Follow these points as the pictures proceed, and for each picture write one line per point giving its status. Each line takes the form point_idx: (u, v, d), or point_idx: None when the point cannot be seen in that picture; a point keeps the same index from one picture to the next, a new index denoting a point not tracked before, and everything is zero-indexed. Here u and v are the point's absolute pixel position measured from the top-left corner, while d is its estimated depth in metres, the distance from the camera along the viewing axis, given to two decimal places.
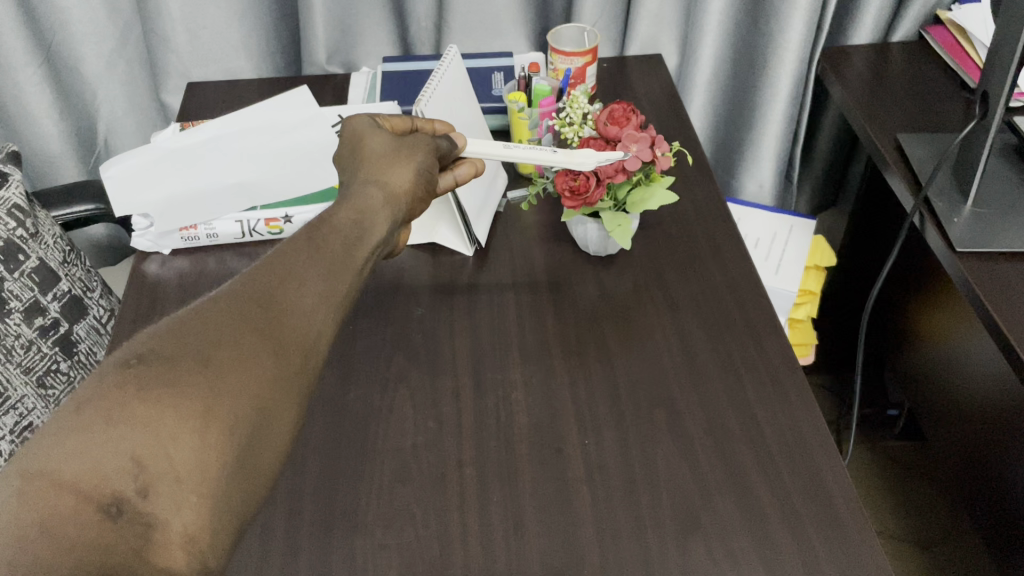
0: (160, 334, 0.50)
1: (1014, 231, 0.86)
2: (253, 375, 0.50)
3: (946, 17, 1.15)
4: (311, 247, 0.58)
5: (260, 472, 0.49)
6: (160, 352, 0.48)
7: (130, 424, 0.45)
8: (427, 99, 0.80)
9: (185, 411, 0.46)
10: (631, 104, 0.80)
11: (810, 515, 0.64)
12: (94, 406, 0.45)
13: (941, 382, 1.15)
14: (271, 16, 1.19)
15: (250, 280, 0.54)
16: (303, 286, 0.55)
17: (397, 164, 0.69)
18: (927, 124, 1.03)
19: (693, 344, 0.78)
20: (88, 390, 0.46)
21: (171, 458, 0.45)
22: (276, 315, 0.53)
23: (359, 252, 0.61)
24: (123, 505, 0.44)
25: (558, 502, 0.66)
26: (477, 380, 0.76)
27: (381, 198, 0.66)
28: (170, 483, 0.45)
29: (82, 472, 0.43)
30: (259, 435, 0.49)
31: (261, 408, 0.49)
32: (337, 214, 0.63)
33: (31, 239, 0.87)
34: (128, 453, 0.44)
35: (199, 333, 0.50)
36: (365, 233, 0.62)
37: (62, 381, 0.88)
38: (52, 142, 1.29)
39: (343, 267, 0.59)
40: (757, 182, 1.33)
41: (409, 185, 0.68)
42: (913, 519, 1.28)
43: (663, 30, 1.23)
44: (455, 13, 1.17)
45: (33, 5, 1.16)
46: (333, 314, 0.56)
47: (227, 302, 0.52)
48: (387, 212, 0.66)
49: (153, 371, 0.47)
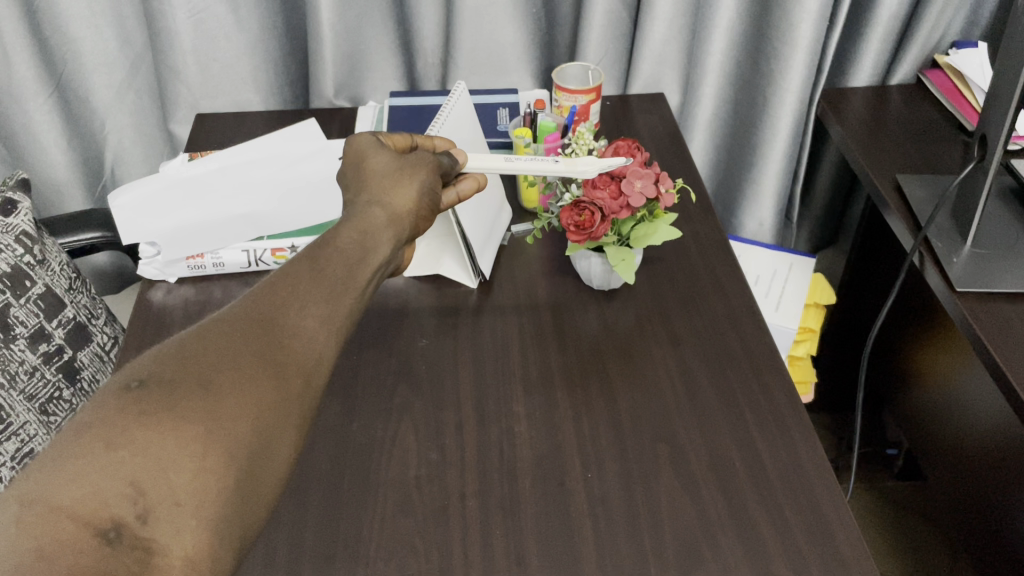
0: (161, 356, 0.50)
1: (1013, 271, 0.86)
2: (254, 401, 0.50)
3: (944, 60, 1.17)
4: (314, 269, 0.58)
5: (263, 495, 0.49)
6: (162, 375, 0.49)
7: (129, 449, 0.45)
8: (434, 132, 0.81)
9: (185, 434, 0.47)
10: (636, 141, 0.83)
11: (813, 553, 0.64)
12: (94, 431, 0.45)
13: (941, 419, 1.15)
14: (280, 50, 1.21)
15: (253, 302, 0.55)
16: (306, 307, 0.56)
17: (399, 185, 0.68)
18: (927, 165, 1.04)
19: (695, 380, 0.79)
20: (89, 414, 0.46)
21: (171, 483, 0.45)
22: (279, 338, 0.53)
23: (364, 271, 0.61)
24: (122, 530, 0.43)
25: (561, 536, 0.66)
26: (479, 412, 0.76)
27: (384, 217, 0.66)
28: (170, 507, 0.45)
29: (81, 498, 0.43)
30: (261, 456, 0.49)
31: (261, 430, 0.49)
32: (340, 235, 0.62)
33: (38, 266, 0.88)
34: (128, 477, 0.44)
35: (199, 357, 0.50)
36: (369, 252, 0.62)
37: (64, 408, 0.88)
38: (60, 170, 1.30)
39: (348, 287, 0.59)
40: (757, 219, 1.34)
41: (413, 206, 0.68)
42: (914, 560, 1.27)
43: (666, 71, 1.23)
44: (462, 49, 1.19)
45: (46, 36, 1.18)
46: (337, 337, 0.56)
47: (231, 324, 0.53)
48: (391, 232, 0.66)
49: (153, 395, 0.47)
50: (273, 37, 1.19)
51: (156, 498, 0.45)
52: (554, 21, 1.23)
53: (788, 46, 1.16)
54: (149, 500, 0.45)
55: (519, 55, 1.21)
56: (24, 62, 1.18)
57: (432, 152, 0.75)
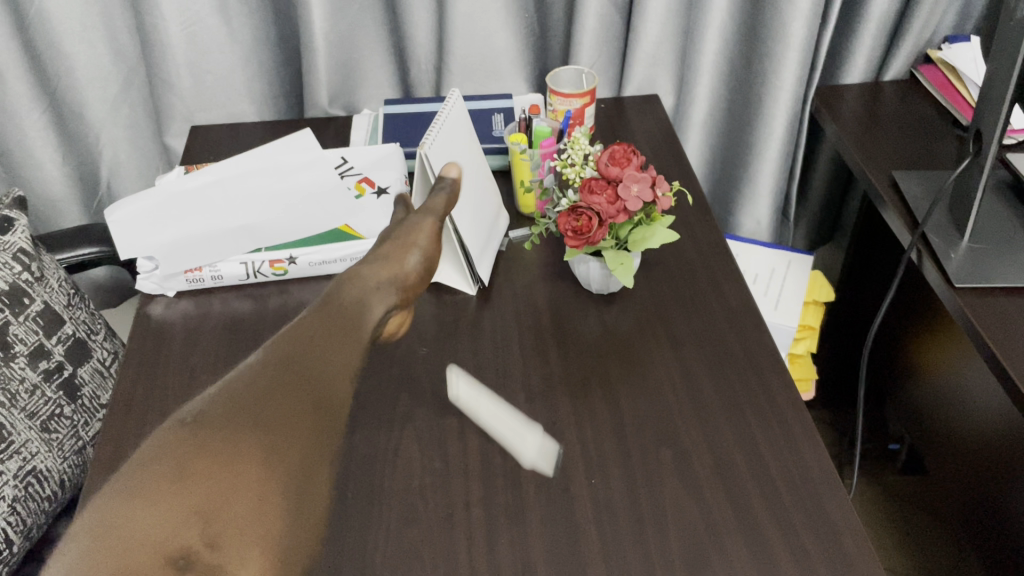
0: (212, 393, 0.51)
1: (1011, 266, 0.87)
2: (303, 425, 0.50)
3: (938, 56, 1.18)
4: (330, 312, 0.58)
5: (316, 519, 0.48)
6: (215, 409, 0.50)
7: (191, 480, 0.46)
8: (430, 141, 0.80)
9: (243, 462, 0.47)
10: (631, 145, 0.81)
11: (819, 553, 0.64)
12: (154, 468, 0.47)
13: (943, 414, 1.15)
14: (273, 61, 1.21)
15: (286, 337, 0.56)
16: (326, 349, 0.56)
17: (399, 235, 0.68)
18: (922, 161, 1.04)
19: (697, 382, 0.78)
20: (149, 453, 0.48)
21: (233, 510, 0.45)
22: (315, 367, 0.54)
23: (368, 325, 0.60)
24: (192, 558, 0.43)
25: (568, 542, 0.66)
26: (481, 419, 0.76)
27: (386, 273, 0.64)
28: (235, 533, 0.45)
29: (147, 532, 0.44)
30: (314, 477, 0.49)
31: (311, 457, 0.50)
32: (342, 289, 0.61)
33: (37, 283, 0.88)
34: (192, 507, 0.45)
35: (244, 391, 0.51)
36: (371, 306, 0.61)
37: (66, 425, 0.88)
38: (55, 186, 1.30)
39: (355, 337, 0.58)
40: (753, 219, 1.34)
41: (416, 273, 0.67)
42: (919, 554, 1.27)
43: (659, 71, 1.24)
44: (456, 55, 1.19)
45: (39, 52, 1.18)
46: (354, 380, 0.56)
47: (269, 356, 0.54)
48: (392, 291, 0.64)
49: (208, 427, 0.48)
50: (266, 47, 1.19)
51: (221, 525, 0.45)
52: (546, 25, 1.23)
53: (781, 45, 1.16)
54: (216, 527, 0.44)
55: (513, 60, 1.21)
56: (18, 79, 1.18)
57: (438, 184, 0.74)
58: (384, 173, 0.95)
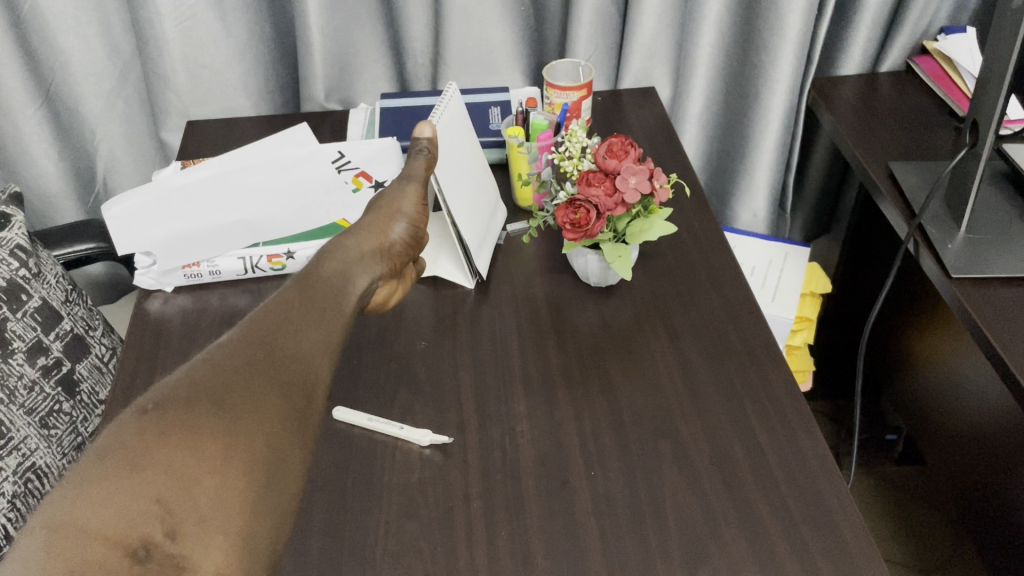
0: (174, 379, 0.51)
1: (1008, 256, 0.87)
2: (265, 417, 0.51)
3: (934, 47, 1.18)
4: (304, 295, 0.61)
5: (281, 505, 0.50)
6: (176, 397, 0.50)
7: (151, 470, 0.47)
8: (438, 118, 0.83)
9: (204, 451, 0.48)
10: (629, 137, 0.81)
11: (817, 543, 0.64)
12: (116, 454, 0.47)
13: (940, 404, 1.15)
14: (270, 56, 1.21)
15: (250, 327, 0.56)
16: (302, 331, 0.57)
17: (384, 221, 0.74)
18: (919, 153, 1.04)
19: (696, 374, 0.79)
20: (110, 438, 0.48)
21: (194, 500, 0.47)
22: (281, 358, 0.55)
23: (347, 297, 0.65)
24: (152, 548, 0.45)
25: (567, 535, 0.66)
26: (481, 413, 0.76)
27: (369, 246, 0.71)
28: (195, 524, 0.46)
29: (108, 521, 0.45)
30: (277, 470, 0.50)
31: (274, 446, 0.51)
32: (323, 265, 0.66)
33: (34, 279, 0.88)
34: (154, 496, 0.46)
35: (209, 379, 0.51)
36: (350, 281, 0.66)
37: (65, 421, 0.88)
38: (51, 182, 1.30)
39: (336, 311, 0.62)
40: (750, 210, 1.34)
41: (399, 244, 0.74)
42: (915, 545, 1.28)
43: (655, 64, 1.24)
44: (452, 49, 1.19)
45: (34, 47, 1.17)
46: (331, 360, 0.58)
47: (233, 346, 0.54)
48: (374, 262, 0.70)
49: (169, 415, 0.49)
50: (262, 42, 1.19)
51: (181, 515, 0.46)
52: (542, 18, 1.23)
53: (777, 37, 1.16)
54: (176, 518, 0.46)
55: (509, 54, 1.21)
56: (13, 74, 1.17)
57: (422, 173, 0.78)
58: (382, 167, 0.93)
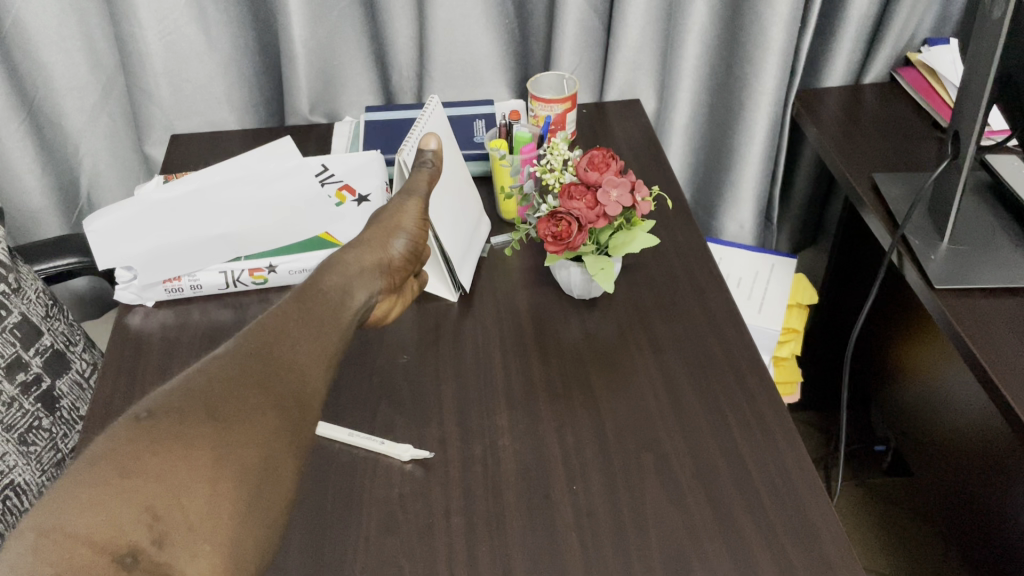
0: (170, 388, 0.51)
1: (991, 267, 0.87)
2: (259, 427, 0.51)
3: (917, 59, 1.18)
4: (302, 309, 0.61)
5: (271, 517, 0.49)
6: (170, 405, 0.49)
7: (143, 477, 0.46)
8: (427, 116, 0.84)
9: (195, 461, 0.47)
10: (610, 150, 0.81)
11: (799, 557, 0.64)
12: (108, 461, 0.46)
13: (926, 415, 1.15)
14: (255, 70, 1.21)
15: (247, 340, 0.56)
16: (298, 345, 0.57)
17: (385, 237, 0.73)
18: (903, 163, 1.05)
19: (679, 387, 0.78)
20: (102, 446, 0.47)
21: (184, 508, 0.45)
22: (276, 371, 0.55)
23: (345, 313, 0.64)
24: (139, 556, 0.43)
25: (547, 551, 0.65)
26: (463, 427, 0.75)
27: (369, 261, 0.70)
28: (184, 532, 0.45)
29: (97, 525, 0.44)
30: (268, 484, 0.49)
31: (266, 457, 0.50)
32: (321, 279, 0.66)
33: (13, 295, 0.87)
34: (143, 504, 0.45)
35: (204, 388, 0.51)
36: (350, 294, 0.66)
37: (44, 437, 0.88)
38: (35, 197, 1.29)
39: (334, 326, 0.62)
40: (737, 222, 1.34)
41: (399, 259, 0.74)
42: (903, 556, 1.27)
43: (640, 76, 1.24)
44: (436, 63, 1.19)
45: (17, 62, 1.17)
46: (328, 375, 0.58)
47: (230, 358, 0.54)
48: (374, 277, 0.70)
49: (162, 424, 0.48)
50: (245, 55, 1.19)
51: (170, 523, 0.45)
52: (527, 32, 1.23)
53: (760, 49, 1.16)
54: (164, 525, 0.45)
55: (494, 66, 1.21)
56: None
57: (424, 187, 0.77)
58: (364, 180, 0.93)
